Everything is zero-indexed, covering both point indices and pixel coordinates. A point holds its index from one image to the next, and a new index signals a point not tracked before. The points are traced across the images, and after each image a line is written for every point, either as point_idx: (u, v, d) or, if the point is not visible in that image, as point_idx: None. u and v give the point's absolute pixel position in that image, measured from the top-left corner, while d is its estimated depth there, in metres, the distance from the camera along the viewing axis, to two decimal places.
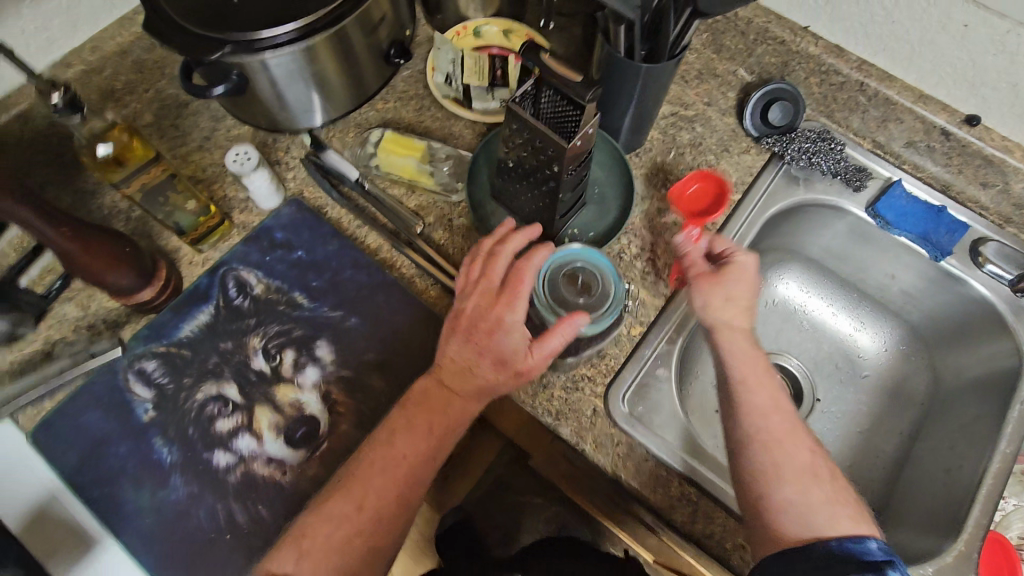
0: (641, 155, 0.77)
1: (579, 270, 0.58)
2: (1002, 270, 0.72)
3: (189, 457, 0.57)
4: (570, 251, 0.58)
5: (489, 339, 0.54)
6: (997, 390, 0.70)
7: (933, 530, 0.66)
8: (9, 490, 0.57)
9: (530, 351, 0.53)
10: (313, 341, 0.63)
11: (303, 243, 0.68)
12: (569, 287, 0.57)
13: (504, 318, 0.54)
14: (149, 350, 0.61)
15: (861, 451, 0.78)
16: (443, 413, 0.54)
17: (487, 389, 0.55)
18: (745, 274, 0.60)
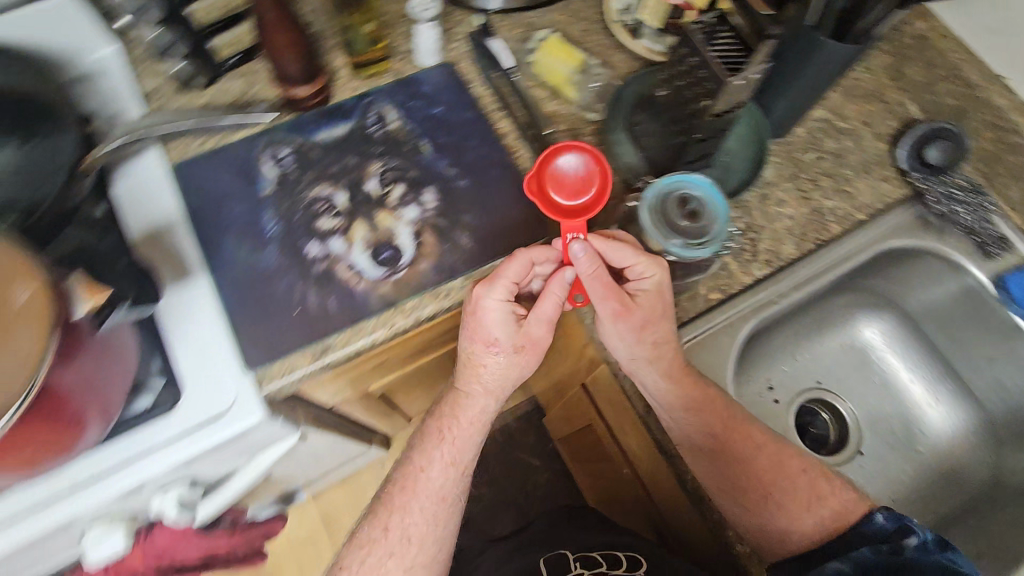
0: (781, 145, 0.75)
1: (692, 200, 0.55)
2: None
3: (288, 236, 0.64)
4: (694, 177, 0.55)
5: (477, 327, 0.62)
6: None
7: None
8: (140, 206, 0.64)
9: (500, 334, 0.62)
10: (423, 186, 0.67)
11: (445, 104, 0.72)
12: (678, 212, 0.54)
13: (496, 296, 0.60)
14: (288, 140, 0.68)
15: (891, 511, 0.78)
16: (472, 403, 0.66)
17: (484, 370, 0.64)
18: (659, 296, 0.59)
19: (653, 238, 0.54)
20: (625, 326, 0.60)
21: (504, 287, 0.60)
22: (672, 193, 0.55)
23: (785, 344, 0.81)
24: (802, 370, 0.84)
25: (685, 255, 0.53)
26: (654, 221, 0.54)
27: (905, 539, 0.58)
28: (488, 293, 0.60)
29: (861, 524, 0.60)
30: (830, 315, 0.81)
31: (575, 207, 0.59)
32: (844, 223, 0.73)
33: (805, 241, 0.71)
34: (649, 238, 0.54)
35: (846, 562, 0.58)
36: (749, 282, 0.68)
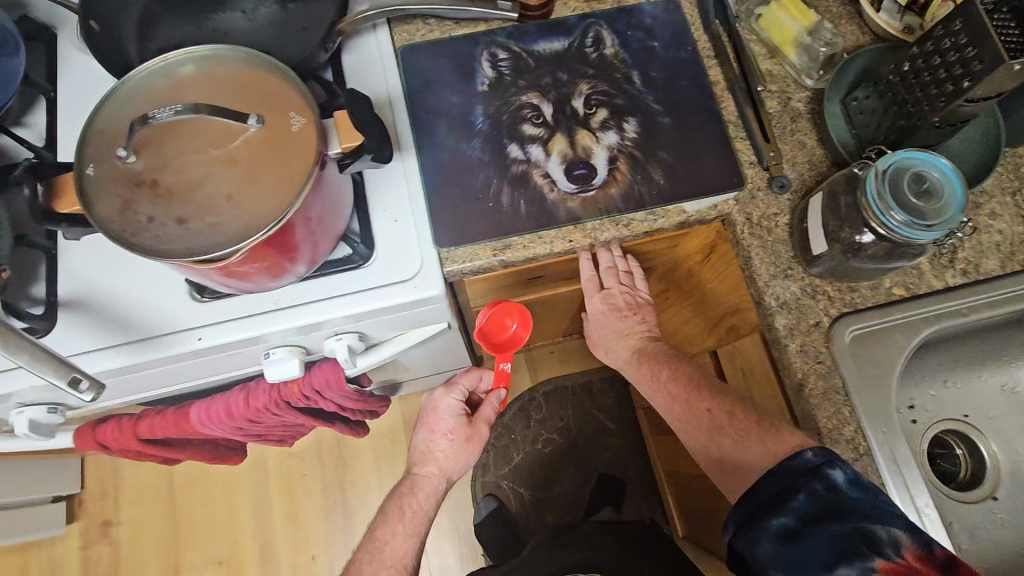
0: (1008, 156, 0.69)
1: (927, 179, 0.53)
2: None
3: (493, 135, 0.67)
4: (934, 159, 0.53)
5: (434, 421, 0.81)
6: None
7: None
8: (367, 77, 0.69)
9: (451, 399, 0.82)
10: (626, 115, 0.68)
11: (662, 40, 0.72)
12: (909, 187, 0.52)
13: (438, 418, 0.81)
14: (507, 44, 0.70)
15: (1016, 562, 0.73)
16: (428, 479, 0.79)
17: (434, 459, 0.79)
18: (606, 311, 0.74)
19: (873, 206, 0.52)
20: (595, 335, 0.79)
21: (427, 419, 0.82)
22: (907, 168, 0.53)
23: (941, 366, 0.76)
24: (950, 398, 0.79)
25: (903, 231, 0.51)
26: (881, 189, 0.52)
27: (830, 470, 0.53)
28: (449, 395, 0.81)
29: (790, 454, 0.55)
30: (1002, 348, 0.75)
31: (503, 342, 0.76)
32: None
33: (1012, 260, 0.65)
34: (865, 205, 0.53)
35: (788, 514, 0.52)
36: (938, 287, 0.64)
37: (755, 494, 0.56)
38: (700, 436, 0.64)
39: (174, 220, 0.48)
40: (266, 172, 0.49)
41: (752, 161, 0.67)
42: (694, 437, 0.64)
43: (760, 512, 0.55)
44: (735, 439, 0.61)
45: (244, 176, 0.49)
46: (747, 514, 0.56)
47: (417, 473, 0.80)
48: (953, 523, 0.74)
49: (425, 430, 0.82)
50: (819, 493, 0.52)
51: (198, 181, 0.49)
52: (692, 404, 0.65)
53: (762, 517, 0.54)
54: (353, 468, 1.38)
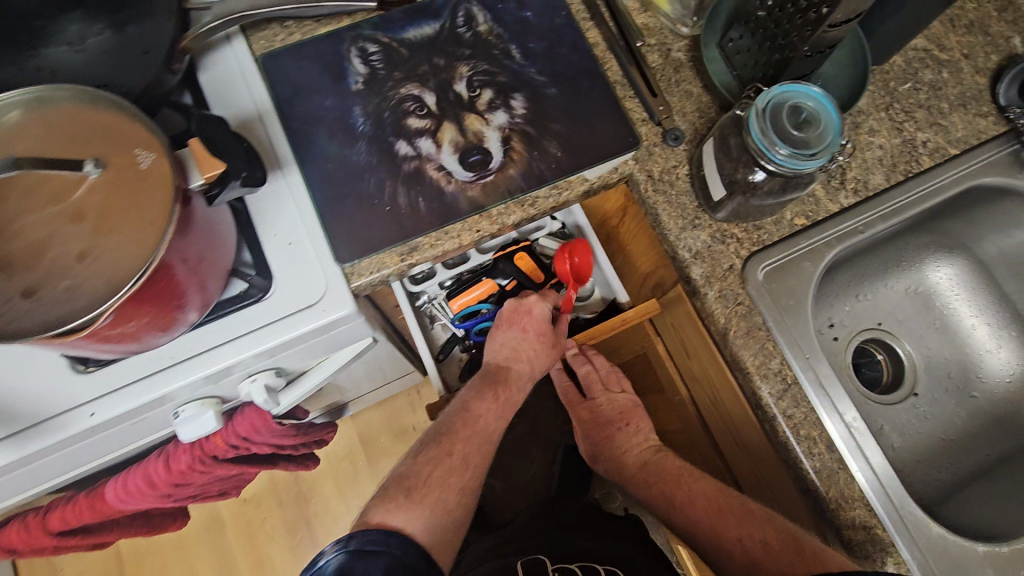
0: (877, 73, 0.73)
1: (804, 109, 0.54)
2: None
3: (378, 134, 0.63)
4: (807, 88, 0.54)
5: (512, 321, 0.78)
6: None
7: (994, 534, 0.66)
8: (228, 94, 0.63)
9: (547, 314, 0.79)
10: (513, 92, 0.65)
11: (534, 8, 0.69)
12: (787, 122, 0.53)
13: (525, 319, 0.78)
14: (375, 36, 0.66)
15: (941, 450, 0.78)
16: (519, 365, 0.77)
17: (536, 350, 0.77)
18: (601, 421, 0.87)
19: (759, 144, 0.53)
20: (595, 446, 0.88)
21: (508, 317, 0.78)
22: (784, 102, 0.54)
23: (851, 283, 0.81)
24: (864, 310, 0.84)
25: (792, 166, 0.52)
26: (764, 126, 0.52)
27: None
28: (540, 301, 0.79)
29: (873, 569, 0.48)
30: (900, 255, 0.80)
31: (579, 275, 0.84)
32: (936, 157, 0.70)
33: (894, 172, 0.69)
34: (753, 146, 0.53)
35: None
36: (835, 210, 0.67)
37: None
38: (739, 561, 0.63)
39: (20, 294, 0.41)
40: (121, 220, 0.43)
41: (644, 118, 0.67)
42: (716, 540, 0.66)
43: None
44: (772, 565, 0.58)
45: (97, 230, 0.43)
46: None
47: (496, 364, 0.77)
48: (882, 426, 0.79)
49: (512, 328, 0.78)
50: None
51: (42, 245, 0.43)
52: (721, 529, 0.65)
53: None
54: (317, 498, 1.33)
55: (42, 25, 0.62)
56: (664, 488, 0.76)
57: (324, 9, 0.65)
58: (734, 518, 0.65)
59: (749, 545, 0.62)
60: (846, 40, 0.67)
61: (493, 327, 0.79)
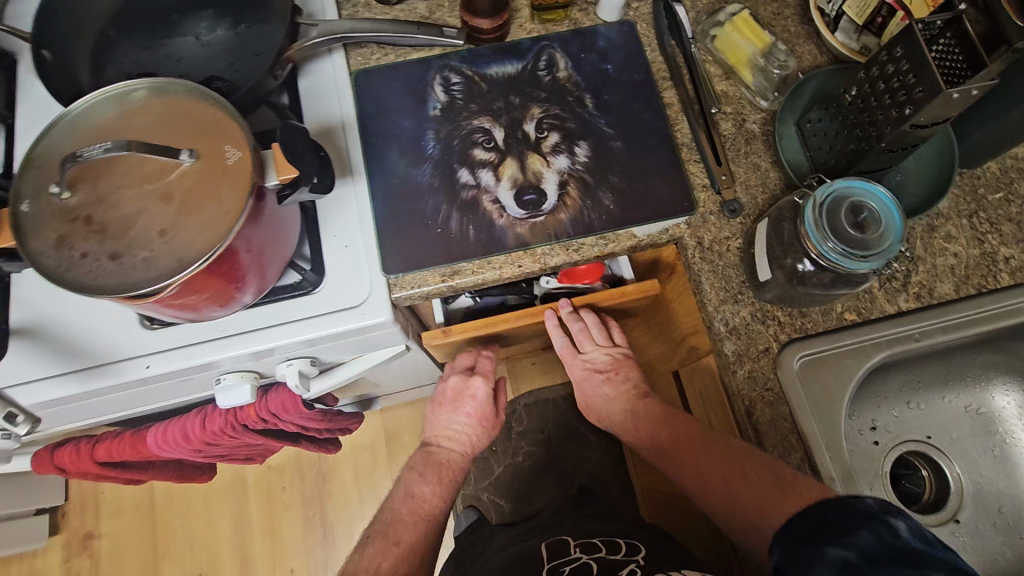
0: (965, 177, 0.69)
1: (866, 209, 0.52)
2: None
3: (445, 159, 0.67)
4: (874, 189, 0.53)
5: (456, 399, 0.84)
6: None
7: None
8: (321, 102, 0.69)
9: (478, 390, 0.82)
10: (579, 139, 0.68)
11: (616, 62, 0.72)
12: (846, 217, 0.52)
13: (467, 399, 0.83)
14: (460, 68, 0.71)
15: None
16: (450, 450, 0.83)
17: (467, 437, 0.84)
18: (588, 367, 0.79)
19: (810, 234, 0.52)
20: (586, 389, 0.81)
21: (455, 398, 0.84)
22: (845, 196, 0.52)
23: (903, 387, 0.76)
24: (914, 418, 0.78)
25: (842, 262, 0.51)
26: (819, 218, 0.51)
27: (891, 518, 0.45)
28: (479, 381, 0.83)
29: (848, 497, 0.48)
30: (964, 370, 0.75)
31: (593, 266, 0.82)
32: (1016, 276, 0.66)
33: (966, 284, 0.65)
34: (805, 234, 0.52)
35: (848, 548, 0.44)
36: (891, 311, 0.64)
37: (795, 523, 0.50)
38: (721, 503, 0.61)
39: (107, 256, 0.47)
40: (201, 207, 0.49)
41: (704, 184, 0.67)
42: (702, 484, 0.63)
43: (807, 542, 0.47)
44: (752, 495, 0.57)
45: (179, 212, 0.49)
46: (793, 539, 0.48)
47: (434, 448, 0.83)
48: None
49: (435, 416, 0.85)
50: (881, 535, 0.44)
51: (131, 217, 0.49)
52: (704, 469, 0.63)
53: (814, 548, 0.46)
54: (334, 480, 1.39)
55: (178, 19, 0.70)
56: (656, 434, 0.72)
57: (417, 39, 0.70)
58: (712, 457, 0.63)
59: (730, 480, 0.60)
60: (931, 142, 0.65)
61: (436, 405, 0.85)
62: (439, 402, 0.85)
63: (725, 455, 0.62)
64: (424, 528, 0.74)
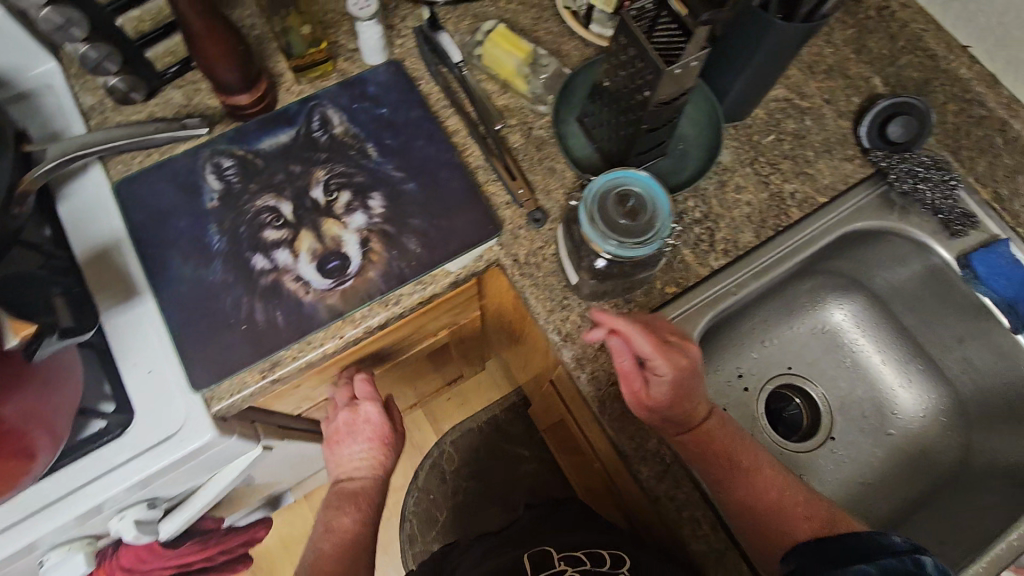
0: (739, 128, 0.74)
1: (632, 195, 0.54)
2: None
3: (233, 250, 0.63)
4: (633, 173, 0.54)
5: (360, 428, 0.73)
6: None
7: None
8: (86, 227, 0.64)
9: (370, 415, 0.72)
10: (370, 192, 0.66)
11: (390, 103, 0.71)
12: (615, 210, 0.53)
13: (359, 430, 0.73)
14: (230, 150, 0.67)
15: (856, 502, 0.76)
16: (365, 477, 0.73)
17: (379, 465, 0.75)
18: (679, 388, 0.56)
19: (593, 234, 0.53)
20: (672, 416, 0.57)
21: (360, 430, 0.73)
22: (611, 191, 0.54)
23: (754, 330, 0.80)
24: (772, 355, 0.82)
25: (629, 255, 0.52)
26: (595, 219, 0.53)
27: (920, 555, 0.50)
28: (370, 405, 0.72)
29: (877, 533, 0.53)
30: (798, 299, 0.81)
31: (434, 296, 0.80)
32: (804, 207, 0.71)
33: (764, 228, 0.70)
34: (590, 240, 0.53)
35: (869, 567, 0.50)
36: (706, 274, 0.67)
37: (822, 544, 0.55)
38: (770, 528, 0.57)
39: None
40: None
41: (507, 201, 0.68)
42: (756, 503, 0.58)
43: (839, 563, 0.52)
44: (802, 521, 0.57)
45: None
46: (817, 557, 0.54)
47: (344, 482, 0.74)
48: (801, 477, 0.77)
49: (336, 456, 0.75)
50: (902, 561, 0.50)
51: None
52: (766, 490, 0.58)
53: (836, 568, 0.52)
54: None
55: None
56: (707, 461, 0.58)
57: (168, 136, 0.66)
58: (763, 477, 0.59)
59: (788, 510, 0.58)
60: (694, 92, 0.69)
61: (334, 440, 0.75)
62: (338, 442, 0.74)
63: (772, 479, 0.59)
64: (353, 559, 0.67)
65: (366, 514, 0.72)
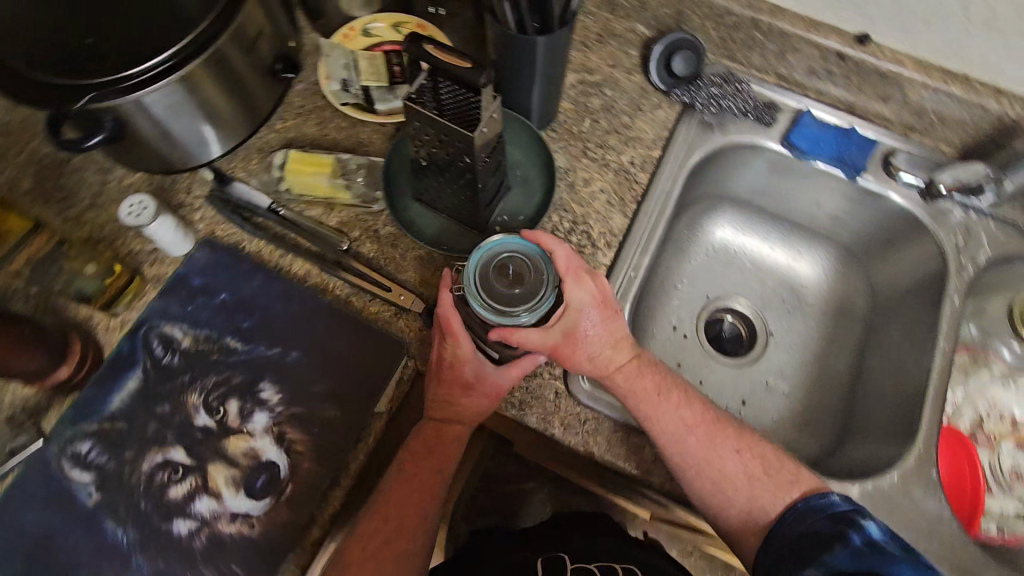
0: (557, 128, 0.76)
1: (507, 261, 0.55)
2: (955, 174, 0.73)
3: (146, 531, 0.55)
4: (501, 240, 0.56)
5: (445, 443, 0.59)
6: (933, 290, 0.75)
7: (894, 434, 0.71)
8: None
9: None
10: (255, 386, 0.60)
11: (225, 284, 0.64)
12: (499, 280, 0.55)
13: None
14: (80, 430, 0.58)
15: (817, 376, 0.81)
16: (458, 429, 0.60)
17: None
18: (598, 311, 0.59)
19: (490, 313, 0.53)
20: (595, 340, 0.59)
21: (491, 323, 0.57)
22: (485, 264, 0.55)
23: (663, 283, 0.84)
24: (688, 293, 0.86)
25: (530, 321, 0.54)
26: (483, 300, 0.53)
27: (861, 520, 0.54)
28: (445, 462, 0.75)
29: (817, 495, 0.58)
30: (681, 238, 0.85)
31: None
32: (648, 167, 0.75)
33: (626, 205, 0.72)
34: (487, 318, 0.53)
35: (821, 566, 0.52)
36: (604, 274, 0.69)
37: (782, 523, 0.58)
38: (711, 484, 0.60)
39: None
40: None
41: (395, 313, 0.64)
42: (702, 464, 0.60)
43: (794, 556, 0.55)
44: (764, 484, 0.59)
45: None
46: (780, 550, 0.56)
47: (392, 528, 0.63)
48: (769, 381, 0.81)
49: None
50: (842, 534, 0.53)
51: None
52: (717, 446, 0.61)
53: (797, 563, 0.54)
54: None
55: None
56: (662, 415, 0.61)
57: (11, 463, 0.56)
58: (710, 432, 0.61)
59: (731, 462, 0.61)
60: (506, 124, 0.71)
61: None
62: (442, 422, 0.60)
63: (717, 432, 0.62)
64: None
65: (400, 537, 0.55)
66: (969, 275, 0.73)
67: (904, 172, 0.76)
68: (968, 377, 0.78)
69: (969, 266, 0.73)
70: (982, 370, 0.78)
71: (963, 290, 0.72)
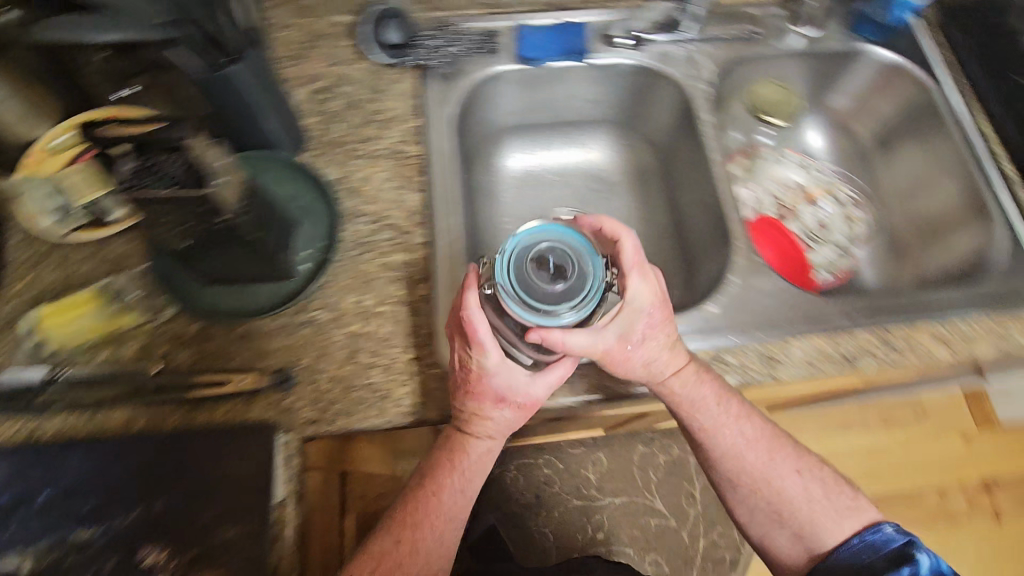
0: (314, 145, 0.73)
1: (547, 253, 0.51)
2: (649, 31, 0.82)
3: None
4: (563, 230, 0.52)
5: (470, 453, 0.59)
6: (689, 121, 0.82)
7: (722, 245, 0.76)
8: None
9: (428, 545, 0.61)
10: (135, 559, 0.52)
11: (40, 481, 0.54)
12: (539, 275, 0.50)
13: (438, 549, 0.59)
14: None
15: (648, 237, 0.89)
16: (480, 445, 0.59)
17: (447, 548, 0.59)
18: (646, 312, 0.58)
19: (521, 307, 0.49)
20: (646, 342, 0.59)
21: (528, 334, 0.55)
22: (517, 256, 0.50)
23: (489, 232, 0.86)
24: (515, 230, 0.88)
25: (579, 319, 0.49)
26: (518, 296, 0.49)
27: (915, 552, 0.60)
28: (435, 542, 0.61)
29: (870, 529, 0.63)
30: (482, 185, 0.88)
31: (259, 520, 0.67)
32: (414, 139, 0.74)
33: (412, 180, 0.72)
34: (518, 313, 0.50)
35: None
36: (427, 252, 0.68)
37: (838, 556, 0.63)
38: (772, 496, 0.65)
39: None
40: None
41: (245, 401, 0.59)
42: (752, 475, 0.65)
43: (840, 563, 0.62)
44: (805, 483, 0.65)
45: None
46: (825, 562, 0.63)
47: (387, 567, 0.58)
48: None
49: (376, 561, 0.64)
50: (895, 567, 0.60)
51: None
52: (770, 460, 0.66)
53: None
54: None
55: None
56: (705, 419, 0.63)
57: None
58: (774, 439, 0.66)
59: (758, 445, 0.65)
60: (252, 163, 0.67)
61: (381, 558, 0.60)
62: (465, 432, 0.58)
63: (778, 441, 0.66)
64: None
65: (420, 540, 0.57)
66: (706, 92, 0.81)
67: (615, 37, 0.82)
68: (751, 174, 0.90)
69: (702, 84, 0.82)
70: (755, 165, 0.91)
71: (708, 106, 0.80)
